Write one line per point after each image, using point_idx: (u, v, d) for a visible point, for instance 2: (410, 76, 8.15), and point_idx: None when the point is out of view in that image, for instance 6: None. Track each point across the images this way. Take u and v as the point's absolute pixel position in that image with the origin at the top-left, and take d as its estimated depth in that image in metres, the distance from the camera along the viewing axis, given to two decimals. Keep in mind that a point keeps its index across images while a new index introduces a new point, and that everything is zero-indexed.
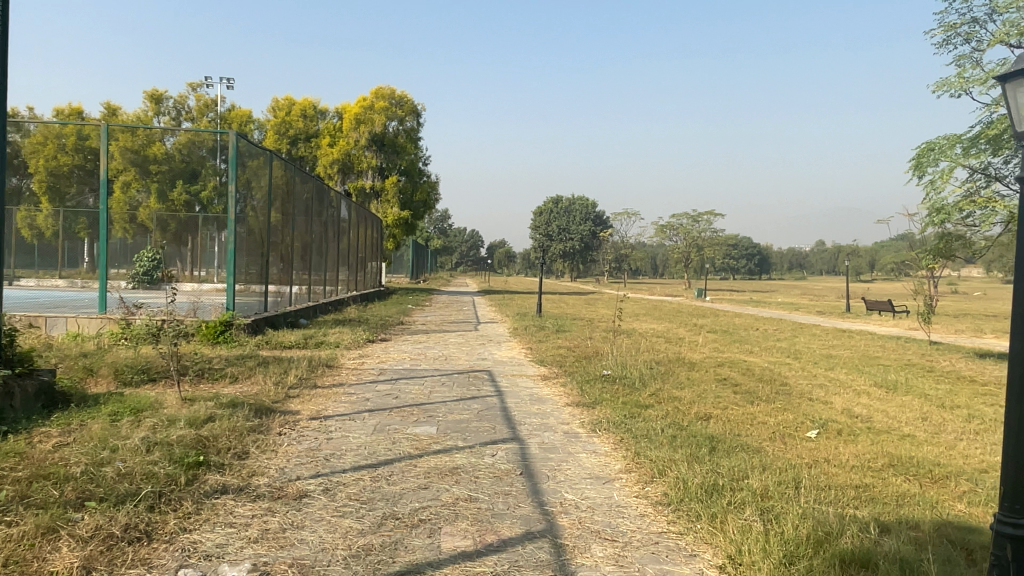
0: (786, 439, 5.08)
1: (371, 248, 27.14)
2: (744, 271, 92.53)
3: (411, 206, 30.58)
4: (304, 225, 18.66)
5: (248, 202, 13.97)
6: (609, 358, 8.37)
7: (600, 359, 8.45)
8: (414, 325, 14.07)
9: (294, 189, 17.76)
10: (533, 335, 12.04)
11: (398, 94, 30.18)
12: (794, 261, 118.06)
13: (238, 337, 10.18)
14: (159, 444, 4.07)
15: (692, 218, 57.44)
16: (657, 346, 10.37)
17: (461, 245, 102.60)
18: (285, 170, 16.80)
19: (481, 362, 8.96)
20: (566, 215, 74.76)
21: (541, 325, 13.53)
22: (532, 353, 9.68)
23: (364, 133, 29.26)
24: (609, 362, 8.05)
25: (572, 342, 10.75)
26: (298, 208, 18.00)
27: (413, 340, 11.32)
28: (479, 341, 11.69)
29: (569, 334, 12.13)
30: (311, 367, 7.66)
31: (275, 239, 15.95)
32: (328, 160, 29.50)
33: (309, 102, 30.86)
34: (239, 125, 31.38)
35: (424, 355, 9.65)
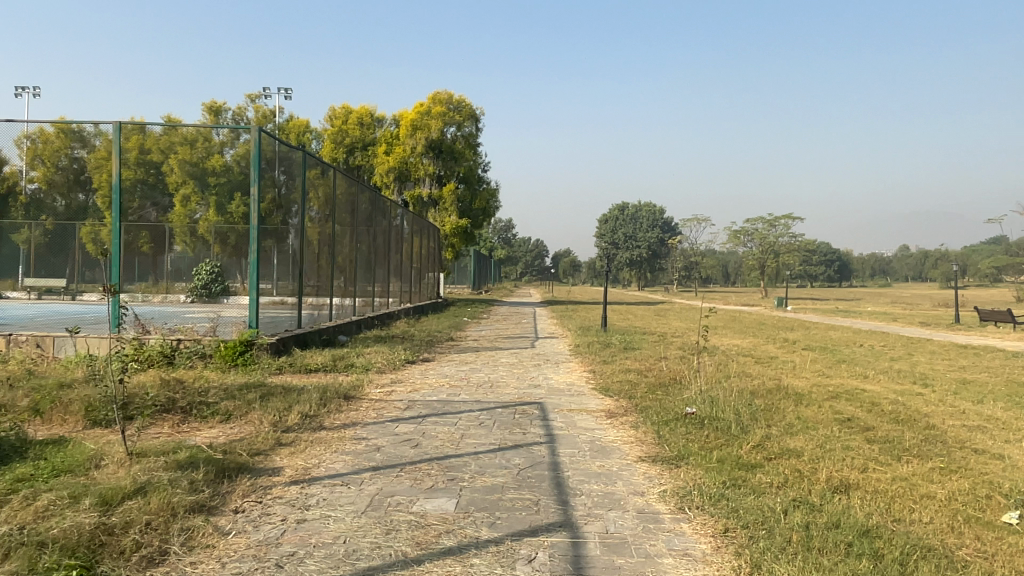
0: (981, 534, 3.35)
1: (428, 259, 26.08)
2: (823, 278, 88.05)
3: (470, 214, 29.46)
4: (361, 237, 17.73)
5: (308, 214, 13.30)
6: (692, 388, 6.70)
7: (681, 389, 6.79)
8: (465, 342, 12.65)
9: (351, 198, 16.83)
10: (598, 354, 10.44)
11: (455, 99, 29.03)
12: (876, 267, 112.05)
13: (260, 359, 8.93)
14: (23, 550, 2.73)
15: (768, 223, 54.66)
16: (750, 369, 8.60)
17: (525, 255, 101.58)
18: (341, 179, 15.89)
19: (534, 391, 7.44)
20: (633, 223, 72.70)
21: (606, 341, 11.91)
22: (595, 379, 8.11)
23: (420, 140, 28.23)
24: (693, 394, 6.39)
25: (644, 364, 9.08)
26: (356, 219, 17.19)
27: (458, 361, 9.88)
28: (536, 361, 10.17)
29: (640, 353, 10.47)
30: (323, 400, 6.27)
31: (332, 251, 15.05)
32: (385, 168, 28.59)
33: (366, 109, 29.95)
34: (297, 136, 30.85)
35: (467, 380, 8.18)
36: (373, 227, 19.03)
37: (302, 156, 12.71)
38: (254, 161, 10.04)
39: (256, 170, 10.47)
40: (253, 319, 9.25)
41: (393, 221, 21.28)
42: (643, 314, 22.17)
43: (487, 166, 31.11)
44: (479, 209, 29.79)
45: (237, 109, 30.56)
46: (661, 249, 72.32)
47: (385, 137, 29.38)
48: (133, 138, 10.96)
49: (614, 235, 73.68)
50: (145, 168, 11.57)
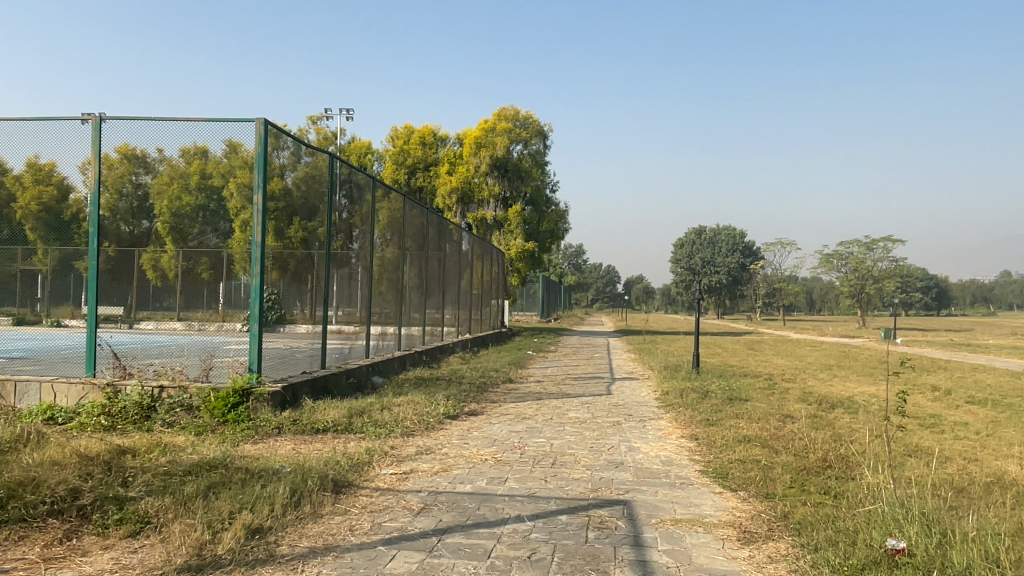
0: None
1: (492, 286, 24.07)
2: (920, 307, 81.88)
3: (537, 237, 27.37)
4: (421, 263, 15.88)
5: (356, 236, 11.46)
6: (874, 491, 4.22)
7: (852, 492, 4.31)
8: (526, 386, 10.39)
9: (411, 220, 15.01)
10: (694, 408, 8.03)
11: (522, 115, 27.25)
12: (978, 294, 103.93)
13: (256, 415, 6.89)
14: None
15: (864, 246, 50.72)
16: (927, 443, 6.04)
17: (596, 282, 98.86)
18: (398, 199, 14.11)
19: (614, 475, 5.12)
20: (712, 248, 69.25)
21: (703, 388, 9.47)
22: (701, 455, 5.70)
23: (485, 159, 26.41)
24: (882, 502, 3.94)
25: (765, 429, 6.64)
26: (412, 242, 15.24)
27: (513, 417, 7.62)
28: (614, 416, 7.85)
29: (751, 407, 8.02)
30: (296, 498, 4.12)
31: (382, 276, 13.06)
32: (447, 189, 26.80)
33: (428, 129, 28.31)
34: (358, 157, 29.49)
35: (521, 451, 5.93)
36: (435, 253, 17.17)
37: (353, 172, 11.03)
38: (262, 159, 7.82)
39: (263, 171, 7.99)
40: (255, 362, 7.30)
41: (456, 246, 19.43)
42: (733, 348, 19.51)
43: (556, 186, 29.07)
44: (548, 231, 27.70)
45: (298, 132, 29.57)
46: (742, 275, 68.51)
47: (448, 157, 27.66)
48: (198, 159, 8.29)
49: (691, 260, 70.40)
50: (206, 192, 8.62)
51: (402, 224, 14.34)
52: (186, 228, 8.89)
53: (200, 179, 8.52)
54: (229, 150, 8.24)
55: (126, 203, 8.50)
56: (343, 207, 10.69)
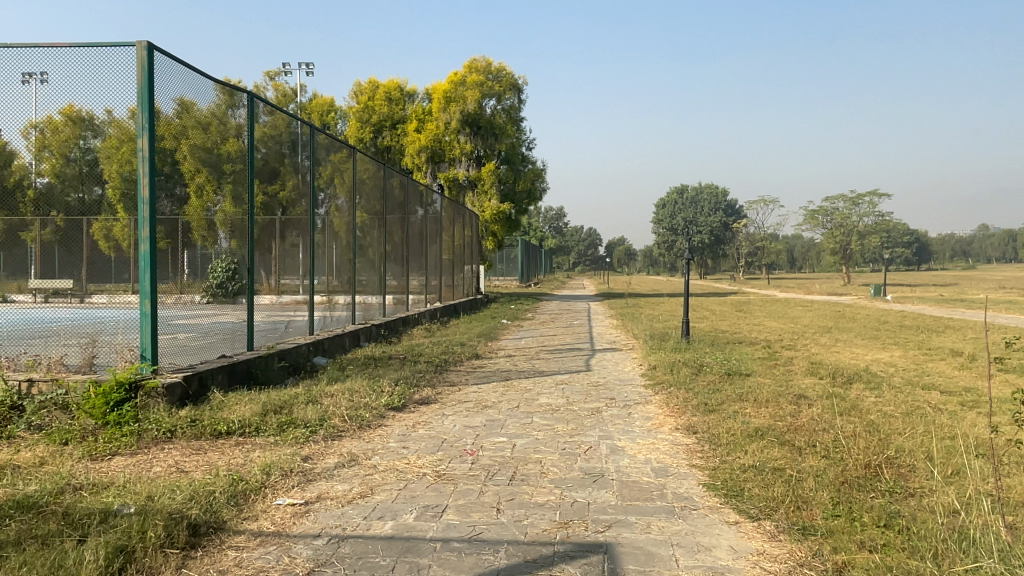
0: None
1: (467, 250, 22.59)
2: (902, 263, 81.64)
3: (513, 197, 25.89)
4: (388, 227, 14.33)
5: (300, 194, 9.93)
6: (969, 535, 2.95)
7: (930, 534, 3.03)
8: (494, 363, 9.08)
9: (374, 179, 13.43)
10: (689, 389, 6.73)
11: (495, 67, 25.47)
12: (959, 250, 104.09)
13: (148, 416, 5.44)
14: None
15: (850, 201, 49.83)
16: (987, 435, 4.79)
17: (578, 245, 97.64)
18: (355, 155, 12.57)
19: (591, 496, 3.80)
20: (694, 207, 68.14)
21: (696, 361, 8.19)
22: (705, 460, 4.43)
23: (455, 114, 24.72)
24: (990, 556, 2.68)
25: (779, 420, 5.36)
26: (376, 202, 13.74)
27: (472, 406, 6.29)
28: (593, 401, 6.56)
29: (756, 386, 6.74)
30: (112, 568, 2.75)
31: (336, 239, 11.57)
32: (416, 147, 25.12)
33: (395, 83, 26.53)
34: (321, 115, 27.61)
35: (472, 458, 4.61)
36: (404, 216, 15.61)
37: (290, 121, 9.46)
38: (149, 89, 6.08)
39: (149, 108, 6.12)
40: (151, 355, 5.90)
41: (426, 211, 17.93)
42: (721, 311, 18.31)
43: (534, 143, 27.49)
44: (524, 191, 26.18)
45: (255, 89, 27.60)
46: (725, 234, 67.42)
47: (416, 113, 25.89)
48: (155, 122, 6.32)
49: (673, 220, 69.37)
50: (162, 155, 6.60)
51: (364, 183, 12.80)
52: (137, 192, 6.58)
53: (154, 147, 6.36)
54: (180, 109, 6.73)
55: (74, 168, 7.00)
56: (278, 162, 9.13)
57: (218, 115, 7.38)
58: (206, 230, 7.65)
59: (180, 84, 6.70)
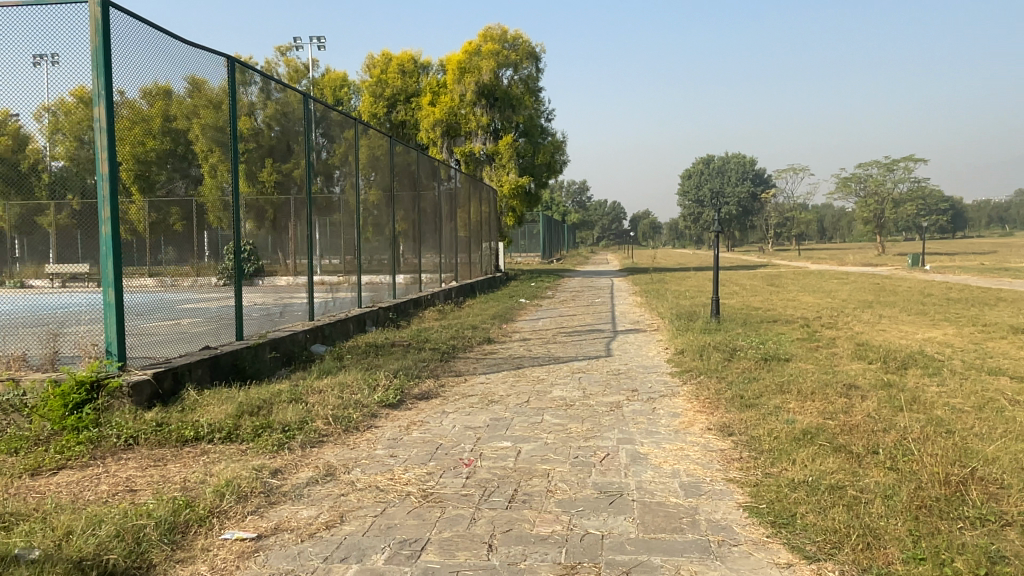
0: None
1: (485, 227, 21.81)
2: (937, 231, 79.22)
3: (533, 171, 25.05)
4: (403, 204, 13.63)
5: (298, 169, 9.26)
6: None
7: None
8: (508, 348, 8.39)
9: (383, 154, 12.71)
10: (721, 379, 5.98)
11: (511, 35, 24.51)
12: (996, 216, 100.87)
13: (110, 421, 4.82)
14: None
15: (883, 167, 48.12)
16: None
17: (601, 219, 96.35)
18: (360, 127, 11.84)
19: (606, 525, 3.09)
20: (720, 177, 66.55)
21: (728, 344, 7.40)
22: (745, 473, 3.70)
23: (470, 85, 23.87)
24: None
25: (830, 418, 4.59)
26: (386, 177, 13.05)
27: (476, 402, 5.60)
28: (613, 393, 5.85)
29: (797, 375, 5.96)
30: None
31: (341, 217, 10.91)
32: (431, 121, 24.33)
33: (408, 55, 25.68)
34: (333, 91, 26.89)
35: (468, 470, 3.93)
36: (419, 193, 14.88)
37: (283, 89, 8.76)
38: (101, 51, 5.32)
39: (105, 72, 5.37)
40: (118, 353, 5.28)
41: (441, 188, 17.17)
42: (751, 286, 17.40)
43: (553, 114, 26.56)
44: (544, 164, 25.29)
45: (266, 65, 26.94)
46: (752, 204, 65.73)
47: (430, 86, 25.04)
48: (156, 102, 6.17)
49: (698, 192, 67.86)
50: (174, 136, 6.70)
51: (371, 157, 12.10)
52: (153, 175, 6.66)
53: (158, 128, 6.34)
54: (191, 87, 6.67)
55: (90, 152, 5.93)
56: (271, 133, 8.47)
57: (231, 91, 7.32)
58: (221, 212, 7.44)
59: (146, 50, 5.95)
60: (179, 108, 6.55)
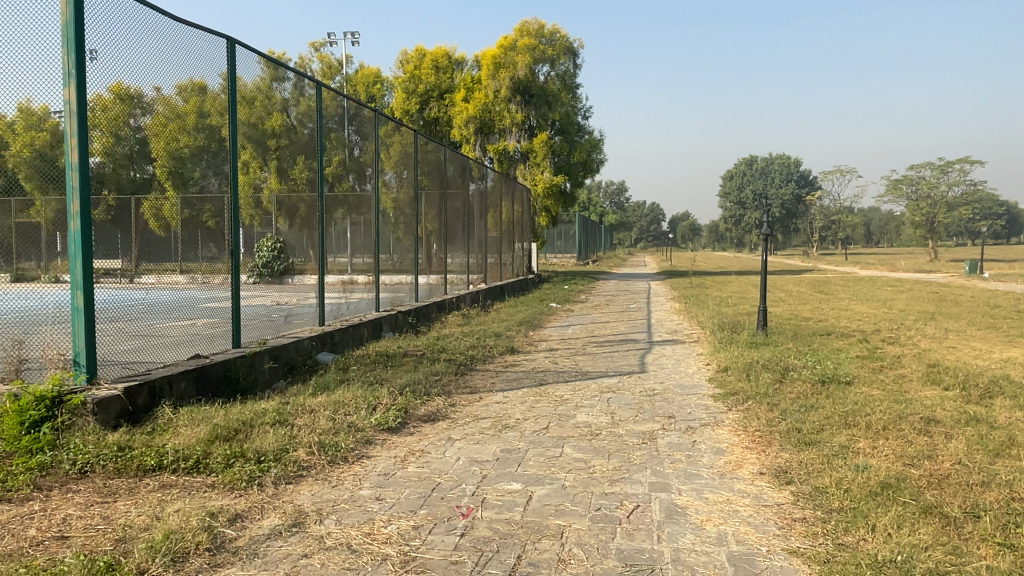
0: None
1: (517, 226, 21.09)
2: (992, 237, 76.01)
3: (568, 170, 24.24)
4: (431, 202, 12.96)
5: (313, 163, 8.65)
6: None
7: None
8: (532, 360, 7.66)
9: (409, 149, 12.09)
10: (772, 405, 5.16)
11: (548, 29, 23.75)
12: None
13: (69, 444, 4.20)
14: None
15: (937, 169, 46.10)
16: None
17: (640, 220, 94.90)
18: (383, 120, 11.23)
19: None
20: (763, 179, 64.80)
21: (780, 363, 6.54)
22: (811, 542, 2.92)
23: (505, 81, 23.18)
24: None
25: (912, 466, 3.75)
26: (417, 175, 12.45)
27: (487, 428, 4.88)
28: (646, 419, 5.07)
29: (864, 403, 5.09)
30: None
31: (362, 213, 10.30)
32: (464, 118, 23.72)
33: (442, 50, 25.09)
34: (366, 87, 26.47)
35: (463, 524, 3.20)
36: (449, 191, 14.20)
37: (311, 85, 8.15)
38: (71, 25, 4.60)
39: (76, 49, 4.64)
40: (87, 366, 4.72)
41: (473, 186, 16.48)
42: (798, 293, 16.38)
43: (590, 112, 25.72)
44: (580, 162, 24.46)
45: (300, 61, 26.66)
46: (796, 206, 63.79)
47: (464, 82, 24.45)
48: (191, 98, 5.92)
49: (740, 194, 66.18)
50: (207, 133, 6.20)
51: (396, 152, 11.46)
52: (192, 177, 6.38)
53: (192, 125, 6.05)
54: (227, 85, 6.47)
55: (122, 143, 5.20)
56: (286, 126, 7.87)
57: (263, 89, 7.27)
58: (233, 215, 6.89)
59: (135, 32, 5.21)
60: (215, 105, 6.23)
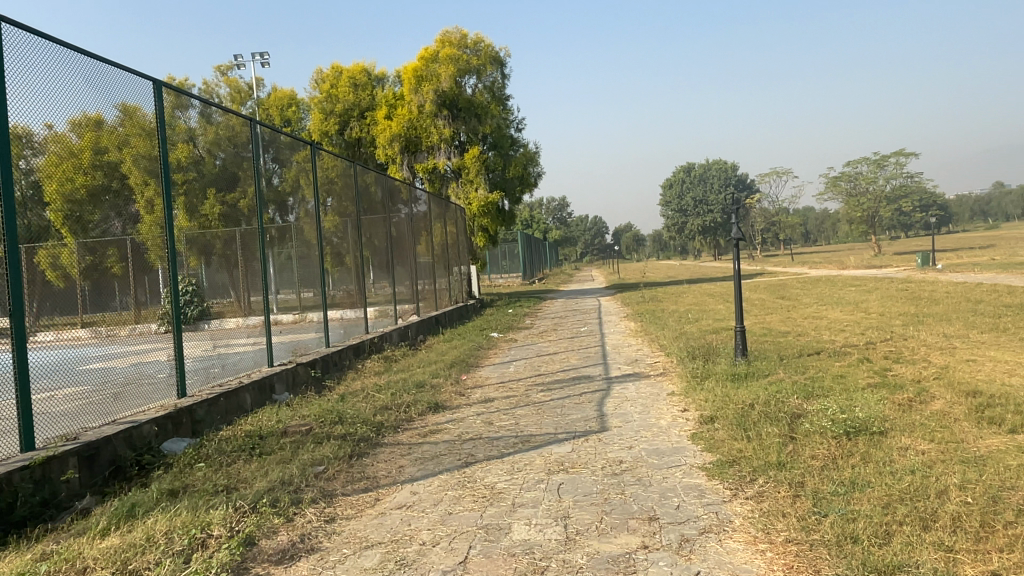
0: None
1: (453, 249, 19.33)
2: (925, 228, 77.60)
3: (504, 185, 22.69)
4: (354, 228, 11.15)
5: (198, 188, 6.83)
6: None
7: None
8: (460, 421, 5.90)
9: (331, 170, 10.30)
10: (795, 488, 3.51)
11: (471, 38, 22.22)
12: (979, 210, 99.88)
13: None
14: None
15: (873, 163, 46.40)
16: None
17: (583, 236, 94.30)
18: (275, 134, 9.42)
19: None
20: (702, 186, 64.78)
21: (781, 407, 4.94)
22: None
23: (428, 95, 21.54)
24: None
25: None
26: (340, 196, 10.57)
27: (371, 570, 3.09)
28: (615, 527, 3.33)
29: (927, 474, 3.48)
30: None
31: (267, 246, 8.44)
32: (387, 136, 22.04)
33: (359, 66, 23.42)
34: (280, 111, 24.53)
35: None
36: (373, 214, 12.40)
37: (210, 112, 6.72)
38: None
39: None
40: None
41: (403, 210, 14.73)
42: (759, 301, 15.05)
43: (523, 123, 24.26)
44: (516, 177, 22.92)
45: (206, 88, 24.58)
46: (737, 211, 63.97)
47: (385, 98, 22.78)
48: (87, 135, 4.86)
49: (681, 202, 65.94)
50: (107, 172, 5.17)
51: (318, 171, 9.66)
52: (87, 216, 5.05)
53: (89, 163, 4.96)
54: (124, 116, 5.31)
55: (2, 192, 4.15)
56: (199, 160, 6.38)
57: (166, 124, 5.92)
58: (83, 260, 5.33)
59: None
60: (112, 139, 5.17)
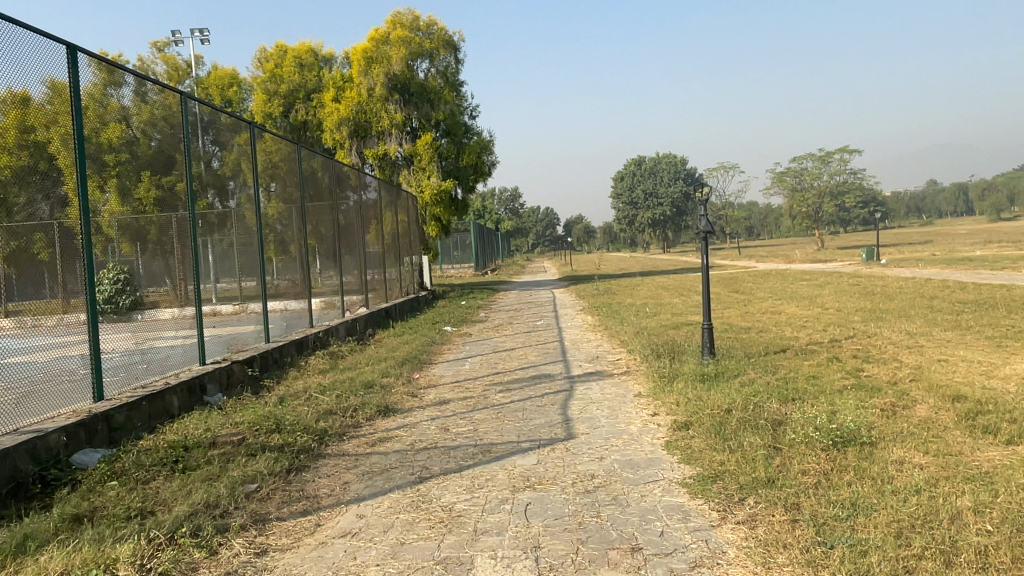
0: None
1: (404, 238, 18.68)
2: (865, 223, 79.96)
3: (457, 173, 22.11)
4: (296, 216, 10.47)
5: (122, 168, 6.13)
6: None
7: None
8: (412, 427, 5.41)
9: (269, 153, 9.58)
10: (792, 511, 3.14)
11: (424, 21, 21.51)
12: (914, 207, 103.51)
13: None
14: None
15: (819, 159, 47.32)
16: None
17: (534, 227, 94.20)
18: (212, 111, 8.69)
19: None
20: (653, 179, 65.23)
21: (761, 414, 4.59)
22: None
23: (378, 78, 20.77)
24: None
25: None
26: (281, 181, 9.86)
27: None
28: (593, 560, 2.90)
29: (934, 493, 3.16)
30: None
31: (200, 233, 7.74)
32: (335, 120, 21.21)
33: (305, 46, 22.50)
34: (221, 91, 23.40)
35: None
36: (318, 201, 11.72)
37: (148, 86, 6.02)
38: None
39: None
40: None
41: (352, 197, 14.06)
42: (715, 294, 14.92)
43: (476, 110, 23.69)
44: (469, 165, 22.36)
45: (141, 64, 23.25)
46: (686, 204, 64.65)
47: (332, 80, 21.92)
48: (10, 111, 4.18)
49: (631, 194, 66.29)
50: (34, 152, 4.50)
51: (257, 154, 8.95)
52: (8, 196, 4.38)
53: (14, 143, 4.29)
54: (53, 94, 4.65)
55: None
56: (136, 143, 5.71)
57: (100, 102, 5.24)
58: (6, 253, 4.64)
59: None
60: (41, 118, 4.48)
